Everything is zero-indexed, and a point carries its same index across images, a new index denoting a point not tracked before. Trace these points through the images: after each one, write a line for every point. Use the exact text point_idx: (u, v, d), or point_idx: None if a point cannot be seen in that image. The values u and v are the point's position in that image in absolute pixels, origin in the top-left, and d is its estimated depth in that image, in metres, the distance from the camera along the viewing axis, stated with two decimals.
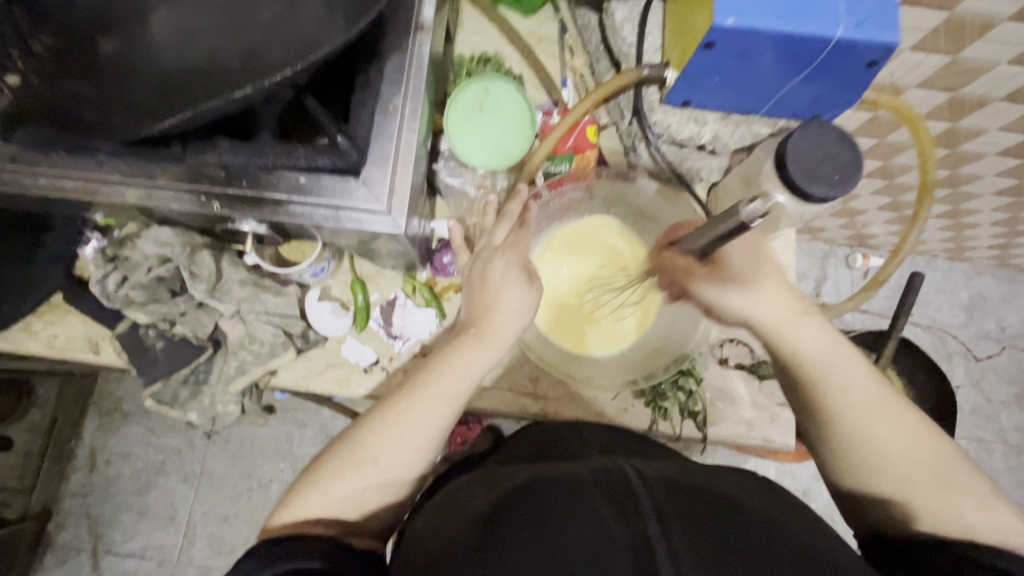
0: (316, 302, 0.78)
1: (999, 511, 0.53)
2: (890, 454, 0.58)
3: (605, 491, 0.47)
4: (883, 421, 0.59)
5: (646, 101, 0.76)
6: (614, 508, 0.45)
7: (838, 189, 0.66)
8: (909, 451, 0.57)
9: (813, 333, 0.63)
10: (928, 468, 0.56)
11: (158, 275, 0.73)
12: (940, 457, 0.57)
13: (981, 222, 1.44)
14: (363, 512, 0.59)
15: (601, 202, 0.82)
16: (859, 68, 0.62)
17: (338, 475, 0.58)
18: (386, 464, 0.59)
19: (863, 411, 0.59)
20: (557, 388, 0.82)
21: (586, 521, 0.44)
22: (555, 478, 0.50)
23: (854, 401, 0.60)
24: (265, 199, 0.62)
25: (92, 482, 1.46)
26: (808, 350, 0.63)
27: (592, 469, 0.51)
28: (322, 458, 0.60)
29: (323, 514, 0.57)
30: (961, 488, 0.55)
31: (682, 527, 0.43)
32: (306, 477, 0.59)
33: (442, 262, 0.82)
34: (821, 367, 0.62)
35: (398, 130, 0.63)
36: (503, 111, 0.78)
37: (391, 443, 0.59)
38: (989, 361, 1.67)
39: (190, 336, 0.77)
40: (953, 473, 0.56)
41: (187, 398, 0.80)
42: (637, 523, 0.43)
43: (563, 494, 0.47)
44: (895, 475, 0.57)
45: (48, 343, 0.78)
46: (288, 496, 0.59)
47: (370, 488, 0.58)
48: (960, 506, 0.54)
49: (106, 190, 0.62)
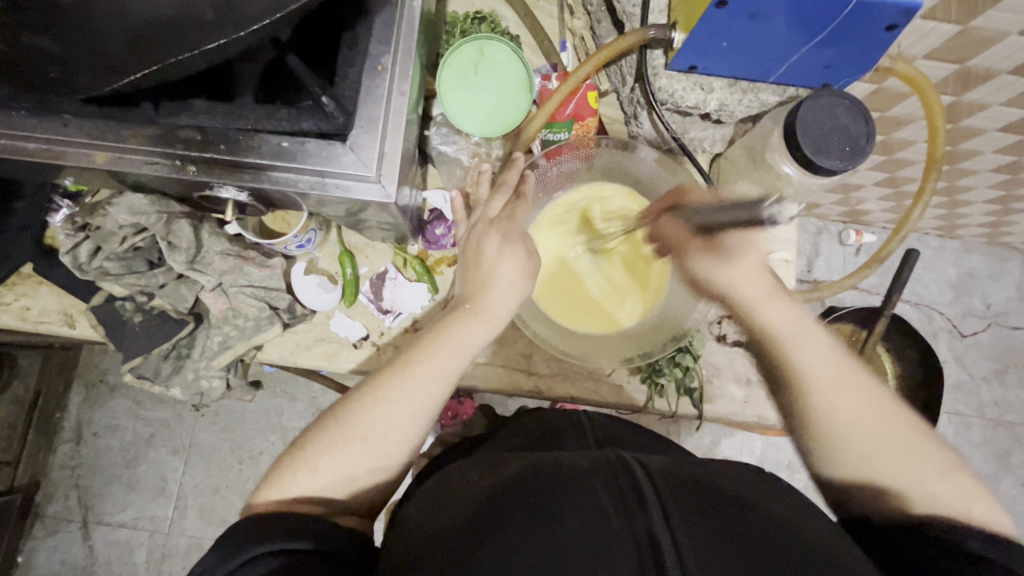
0: (301, 275, 0.76)
1: (961, 481, 0.54)
2: (861, 426, 0.56)
3: (607, 480, 0.46)
4: (845, 391, 0.58)
5: (650, 65, 0.72)
6: (616, 498, 0.44)
7: (851, 161, 0.63)
8: (879, 419, 0.56)
9: (783, 309, 0.62)
10: (896, 438, 0.56)
11: (134, 245, 0.69)
12: (902, 428, 0.56)
13: (975, 200, 1.43)
14: (353, 490, 0.57)
15: (601, 172, 0.79)
16: (877, 32, 0.58)
17: (327, 453, 0.56)
18: (376, 443, 0.57)
19: (828, 384, 0.58)
20: (550, 365, 0.80)
21: (586, 511, 0.43)
22: (554, 466, 0.49)
23: (821, 376, 0.59)
24: (244, 164, 0.58)
25: (79, 454, 1.44)
26: (778, 323, 0.62)
27: (594, 459, 0.50)
28: (310, 434, 0.58)
29: (311, 491, 0.56)
30: (927, 461, 0.55)
31: (685, 516, 0.42)
32: (293, 454, 0.58)
33: (435, 234, 0.79)
34: (791, 340, 0.61)
35: (388, 93, 0.59)
36: (497, 75, 0.74)
37: (383, 420, 0.57)
38: (973, 338, 1.69)
39: (169, 310, 0.73)
40: (916, 443, 0.56)
41: (169, 373, 0.76)
42: (639, 513, 0.43)
43: (563, 482, 0.46)
44: (864, 446, 0.56)
45: (20, 315, 0.75)
46: (274, 473, 0.57)
47: (360, 467, 0.57)
48: (926, 477, 0.54)
49: (73, 152, 0.58)
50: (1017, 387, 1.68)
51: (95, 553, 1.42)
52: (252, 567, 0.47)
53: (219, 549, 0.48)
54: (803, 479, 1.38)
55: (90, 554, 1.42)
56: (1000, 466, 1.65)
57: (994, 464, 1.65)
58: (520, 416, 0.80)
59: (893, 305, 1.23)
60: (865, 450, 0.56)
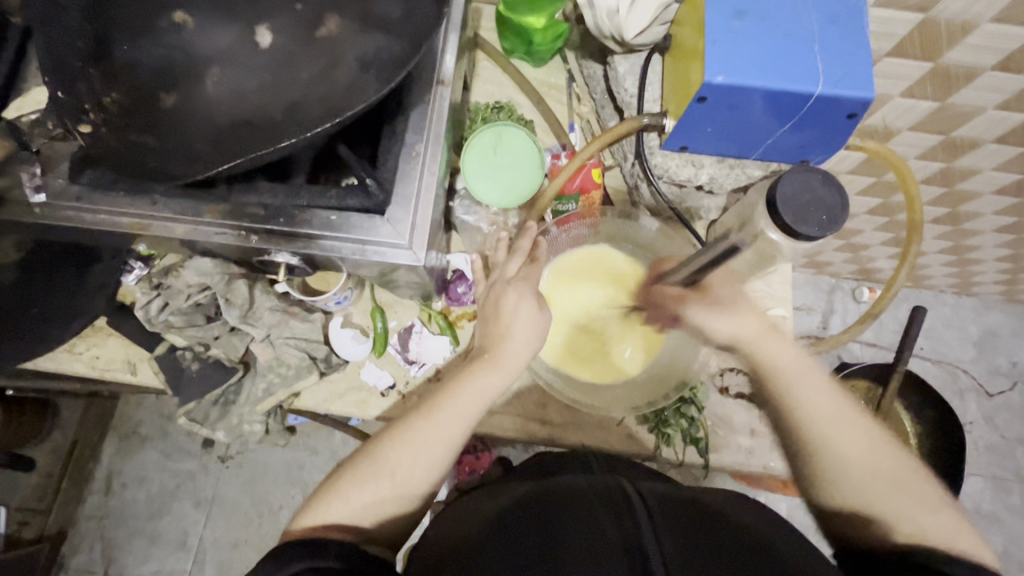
0: (338, 328, 0.84)
1: (951, 518, 0.58)
2: (861, 464, 0.61)
3: (602, 500, 0.52)
4: (845, 429, 0.62)
5: (647, 145, 0.83)
6: (609, 515, 0.50)
7: (828, 228, 0.71)
8: (879, 459, 0.61)
9: (783, 347, 0.67)
10: (888, 472, 0.60)
11: (197, 301, 0.78)
12: (897, 465, 0.61)
13: (984, 258, 1.48)
14: (380, 522, 0.63)
15: (605, 238, 0.87)
16: (841, 118, 0.68)
17: (358, 486, 0.63)
18: (402, 478, 0.63)
19: (828, 420, 0.63)
20: (563, 414, 0.85)
21: (584, 525, 0.48)
22: (556, 490, 0.56)
23: (823, 417, 0.63)
24: (298, 234, 0.68)
25: (107, 506, 1.50)
26: (780, 359, 0.67)
27: (592, 484, 0.57)
28: (343, 469, 0.65)
29: (342, 519, 0.62)
30: (921, 498, 0.59)
31: (674, 537, 0.47)
32: (327, 486, 0.64)
33: (457, 292, 0.87)
34: (791, 376, 0.65)
35: (420, 174, 0.69)
36: (513, 154, 0.85)
37: (408, 458, 0.64)
38: (1001, 397, 1.67)
39: (223, 358, 0.81)
40: (913, 481, 0.60)
41: (216, 418, 0.83)
42: (631, 527, 0.48)
43: (566, 504, 0.52)
44: (859, 479, 0.61)
45: (90, 363, 0.86)
46: (310, 503, 0.63)
47: (385, 499, 0.63)
48: (917, 512, 0.58)
49: (158, 225, 0.69)
50: None
51: None
52: None
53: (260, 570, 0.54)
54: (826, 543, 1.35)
55: None
56: None
57: None
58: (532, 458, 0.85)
59: (903, 361, 1.26)
60: (862, 482, 0.60)
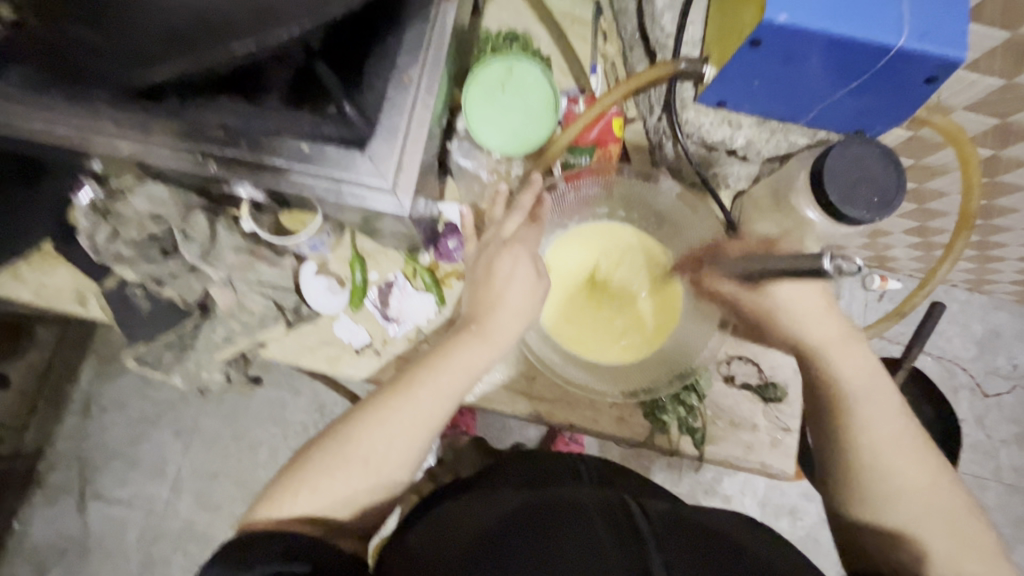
0: (311, 276, 0.75)
1: (998, 566, 0.56)
2: (902, 485, 0.59)
3: (608, 522, 0.52)
4: (904, 454, 0.60)
5: (679, 97, 0.72)
6: (614, 539, 0.50)
7: (877, 212, 0.61)
8: (936, 488, 0.59)
9: (857, 361, 0.64)
10: (944, 516, 0.58)
11: (151, 232, 0.69)
12: (940, 497, 0.59)
13: (1007, 257, 1.38)
14: (353, 509, 0.57)
15: (619, 202, 0.77)
16: (916, 83, 0.56)
17: (327, 471, 0.56)
18: (376, 464, 0.57)
19: (889, 445, 0.60)
20: (552, 390, 0.78)
21: (587, 548, 0.48)
22: (557, 505, 0.55)
23: (888, 439, 0.60)
24: (265, 164, 0.57)
25: (84, 428, 1.46)
26: (849, 372, 0.63)
27: (595, 502, 0.57)
28: (309, 454, 0.58)
29: (310, 512, 0.55)
30: (970, 537, 0.57)
31: (685, 567, 0.47)
32: (287, 475, 0.57)
33: (447, 247, 0.79)
34: (862, 392, 0.62)
35: (412, 105, 0.59)
36: (525, 94, 0.74)
37: (382, 440, 0.57)
38: (996, 398, 1.62)
39: (178, 300, 0.73)
40: (959, 516, 0.58)
41: (171, 362, 0.75)
42: (637, 552, 0.48)
43: (569, 522, 0.51)
44: (911, 506, 0.59)
45: (36, 290, 0.77)
46: (270, 492, 0.57)
47: (359, 487, 0.57)
48: (962, 558, 0.56)
49: (98, 140, 0.58)
50: None
51: (90, 527, 1.43)
52: None
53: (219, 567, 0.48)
54: (805, 527, 1.33)
55: (86, 526, 1.43)
56: (1014, 533, 1.58)
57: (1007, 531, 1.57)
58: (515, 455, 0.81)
59: (914, 357, 1.19)
60: (918, 520, 0.58)
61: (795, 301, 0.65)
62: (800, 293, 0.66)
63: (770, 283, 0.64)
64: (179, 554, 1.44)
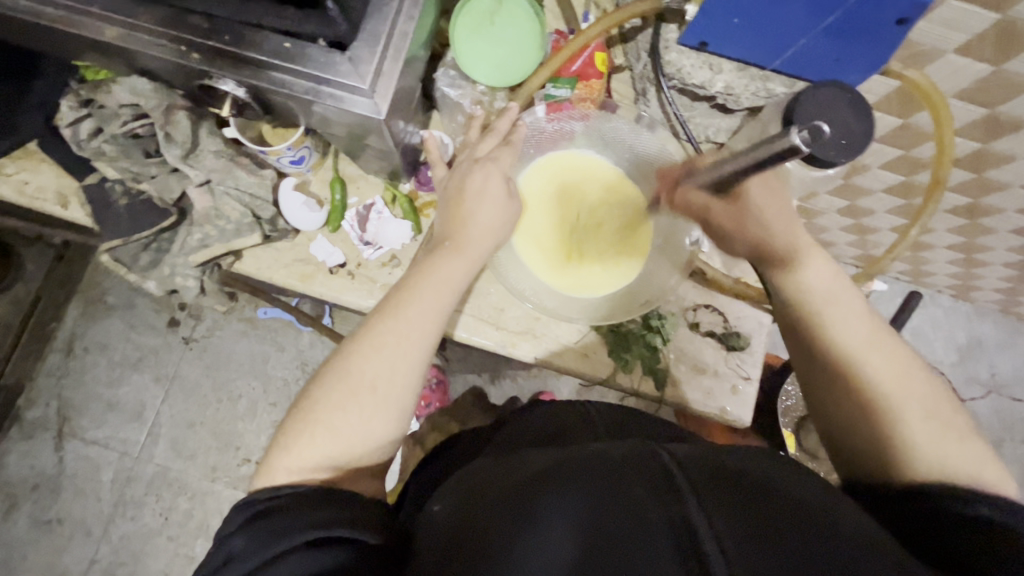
0: (289, 190, 0.76)
1: (979, 446, 0.52)
2: (892, 389, 0.54)
3: (638, 470, 0.47)
4: (877, 353, 0.55)
5: (663, 39, 0.72)
6: (648, 491, 0.45)
7: (844, 155, 0.63)
8: (917, 387, 0.54)
9: (823, 269, 0.60)
10: (925, 402, 0.54)
11: (133, 130, 0.70)
12: (928, 392, 0.54)
13: (992, 261, 1.39)
14: (368, 448, 0.57)
15: (597, 139, 0.78)
16: (888, 24, 0.58)
17: (337, 410, 0.56)
18: (384, 392, 0.58)
19: (866, 343, 0.56)
20: (520, 322, 0.80)
21: (628, 509, 0.43)
22: (582, 458, 0.50)
23: (862, 344, 0.56)
24: (246, 59, 0.59)
25: (67, 366, 1.47)
26: (812, 282, 0.59)
27: (622, 449, 0.51)
28: (312, 395, 0.58)
29: (325, 452, 0.56)
30: (951, 428, 0.52)
31: (720, 508, 0.43)
32: (289, 428, 0.57)
33: (427, 176, 0.80)
34: (824, 298, 0.58)
35: (395, 14, 0.60)
36: (513, 25, 0.74)
37: (386, 366, 0.58)
38: (971, 403, 1.64)
39: (155, 198, 0.74)
40: (942, 411, 0.53)
41: (147, 265, 0.77)
42: (672, 503, 0.44)
43: (602, 480, 0.47)
44: (893, 406, 0.54)
45: (17, 189, 0.77)
46: (282, 440, 0.57)
47: (372, 412, 0.57)
48: (946, 440, 0.52)
49: (87, 23, 0.59)
50: (1011, 463, 1.62)
51: (64, 465, 1.44)
52: (289, 559, 0.46)
53: (257, 538, 0.48)
54: None
55: (60, 465, 1.44)
56: None
57: None
58: (538, 417, 0.84)
59: None
60: (914, 411, 0.53)
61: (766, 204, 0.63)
62: (761, 194, 0.64)
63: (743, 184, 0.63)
64: (150, 500, 1.44)
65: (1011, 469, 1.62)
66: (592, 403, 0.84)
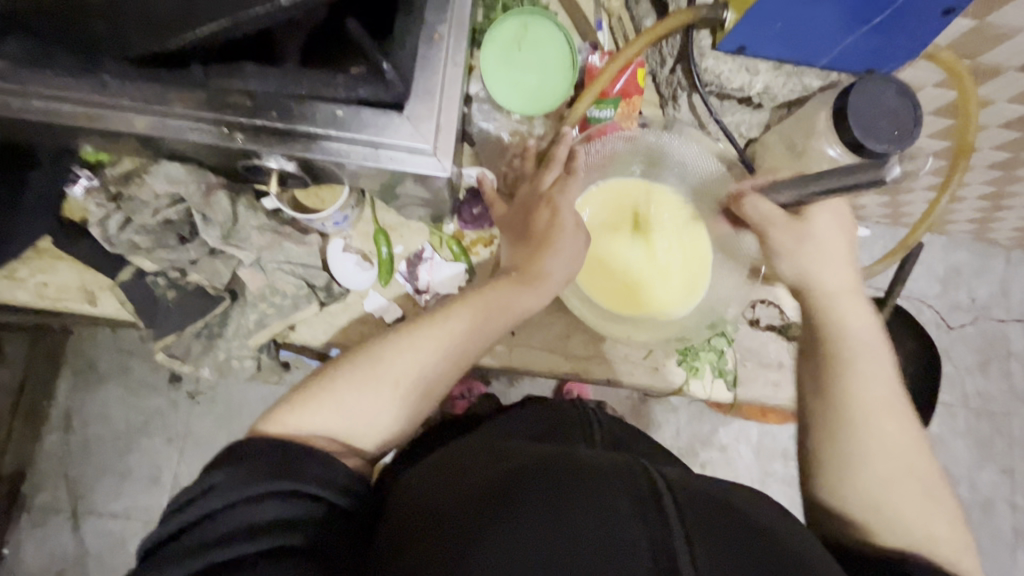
0: (339, 253, 0.73)
1: (961, 530, 0.55)
2: (884, 446, 0.57)
3: (623, 477, 0.48)
4: (889, 420, 0.58)
5: (696, 46, 0.72)
6: (632, 497, 0.46)
7: (897, 144, 0.64)
8: (908, 462, 0.57)
9: (860, 314, 0.63)
10: (918, 478, 0.57)
11: (167, 217, 0.66)
12: (923, 467, 0.57)
13: (969, 196, 1.44)
14: (372, 437, 0.58)
15: (641, 153, 0.77)
16: (934, 16, 0.58)
17: (357, 390, 0.57)
18: (404, 389, 0.58)
19: (876, 408, 0.58)
20: (587, 347, 0.79)
21: (604, 509, 0.45)
22: (573, 465, 0.50)
23: (873, 405, 0.58)
24: (297, 133, 0.55)
25: (68, 443, 1.39)
26: (852, 331, 0.62)
27: (615, 462, 0.51)
28: (333, 370, 0.59)
29: (326, 428, 0.56)
30: (935, 507, 0.56)
31: (704, 535, 0.44)
32: (300, 393, 0.58)
33: (472, 214, 0.77)
34: (858, 348, 0.61)
35: (444, 63, 0.57)
36: (541, 51, 0.72)
37: (413, 366, 0.59)
38: (960, 330, 1.71)
39: (205, 285, 0.70)
40: (936, 488, 0.57)
41: (200, 353, 0.72)
42: (657, 517, 0.44)
43: (586, 479, 0.47)
44: (888, 470, 0.57)
45: (37, 291, 0.72)
46: (292, 398, 0.57)
47: (385, 407, 0.58)
48: (930, 518, 0.55)
49: (112, 116, 0.54)
50: (999, 379, 1.70)
51: (86, 544, 1.37)
52: (254, 507, 0.47)
53: (235, 474, 0.49)
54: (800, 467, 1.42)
55: (82, 545, 1.37)
56: (982, 454, 1.67)
57: (975, 452, 1.66)
58: (529, 413, 0.82)
59: (896, 296, 1.24)
60: (898, 481, 0.56)
61: (827, 237, 0.65)
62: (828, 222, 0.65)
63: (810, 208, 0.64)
64: None
65: (999, 384, 1.70)
66: (595, 415, 0.85)
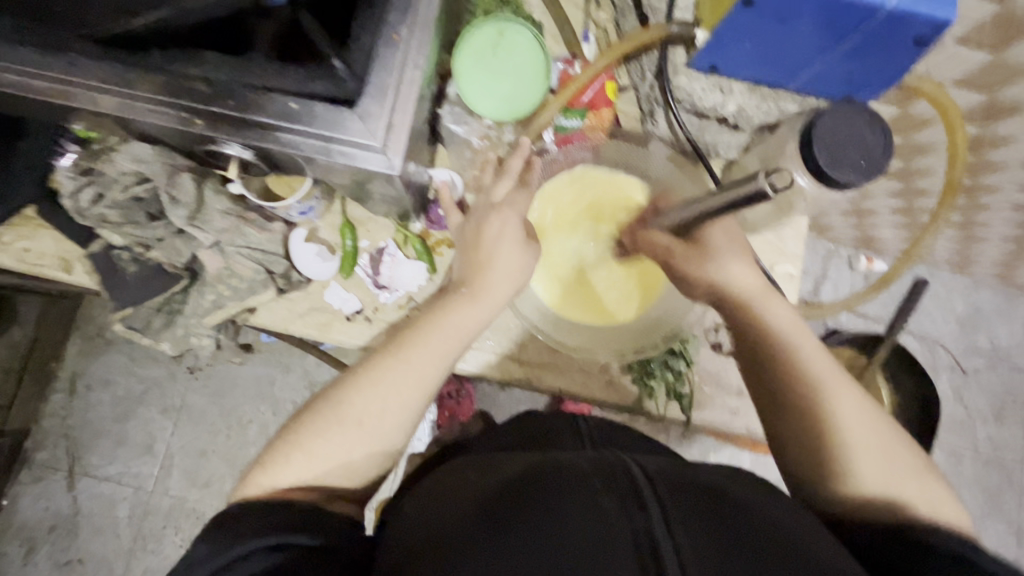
0: (301, 243, 0.74)
1: (931, 487, 0.56)
2: (841, 424, 0.58)
3: (603, 478, 0.49)
4: (835, 394, 0.59)
5: (671, 62, 0.71)
6: (615, 499, 0.47)
7: (864, 175, 0.62)
8: (869, 429, 0.58)
9: (783, 309, 0.64)
10: (880, 444, 0.57)
11: (135, 194, 0.69)
12: (882, 433, 0.58)
13: (990, 236, 1.36)
14: (346, 475, 0.57)
15: (607, 165, 0.77)
16: (906, 44, 0.56)
17: (322, 435, 0.57)
18: (371, 427, 0.57)
19: (825, 384, 0.59)
20: (543, 355, 0.79)
21: (588, 515, 0.45)
22: (556, 467, 0.52)
23: (820, 380, 0.59)
24: (252, 123, 0.57)
25: (71, 406, 1.45)
26: (779, 322, 0.63)
27: (594, 462, 0.53)
28: (304, 416, 0.59)
29: (301, 478, 0.56)
30: (902, 467, 0.57)
31: (687, 525, 0.44)
32: (275, 446, 0.58)
33: (437, 215, 0.79)
34: (789, 339, 0.62)
35: (401, 63, 0.57)
36: (516, 58, 0.73)
37: (377, 402, 0.58)
38: (975, 375, 1.62)
39: (165, 263, 0.74)
40: (894, 450, 0.57)
41: (160, 327, 0.77)
42: (640, 515, 0.45)
43: (568, 489, 0.48)
44: (852, 440, 0.57)
45: (18, 257, 0.74)
46: (267, 457, 0.57)
47: (355, 448, 0.57)
48: (899, 478, 0.56)
49: (81, 94, 0.56)
50: (1015, 430, 1.61)
51: (79, 504, 1.42)
52: (244, 562, 0.47)
53: (210, 543, 0.49)
54: None
55: (75, 504, 1.42)
56: (989, 506, 1.58)
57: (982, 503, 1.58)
58: (527, 421, 0.81)
59: (895, 333, 1.19)
60: (859, 444, 0.57)
61: (723, 246, 0.65)
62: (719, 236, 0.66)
63: (702, 230, 0.65)
64: (169, 532, 1.42)
65: (1015, 435, 1.61)
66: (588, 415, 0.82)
